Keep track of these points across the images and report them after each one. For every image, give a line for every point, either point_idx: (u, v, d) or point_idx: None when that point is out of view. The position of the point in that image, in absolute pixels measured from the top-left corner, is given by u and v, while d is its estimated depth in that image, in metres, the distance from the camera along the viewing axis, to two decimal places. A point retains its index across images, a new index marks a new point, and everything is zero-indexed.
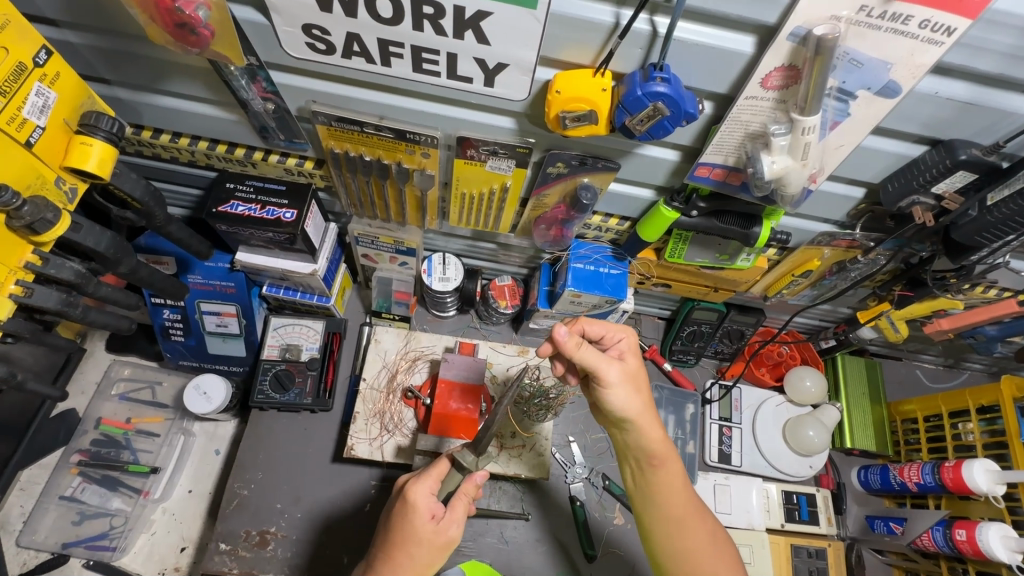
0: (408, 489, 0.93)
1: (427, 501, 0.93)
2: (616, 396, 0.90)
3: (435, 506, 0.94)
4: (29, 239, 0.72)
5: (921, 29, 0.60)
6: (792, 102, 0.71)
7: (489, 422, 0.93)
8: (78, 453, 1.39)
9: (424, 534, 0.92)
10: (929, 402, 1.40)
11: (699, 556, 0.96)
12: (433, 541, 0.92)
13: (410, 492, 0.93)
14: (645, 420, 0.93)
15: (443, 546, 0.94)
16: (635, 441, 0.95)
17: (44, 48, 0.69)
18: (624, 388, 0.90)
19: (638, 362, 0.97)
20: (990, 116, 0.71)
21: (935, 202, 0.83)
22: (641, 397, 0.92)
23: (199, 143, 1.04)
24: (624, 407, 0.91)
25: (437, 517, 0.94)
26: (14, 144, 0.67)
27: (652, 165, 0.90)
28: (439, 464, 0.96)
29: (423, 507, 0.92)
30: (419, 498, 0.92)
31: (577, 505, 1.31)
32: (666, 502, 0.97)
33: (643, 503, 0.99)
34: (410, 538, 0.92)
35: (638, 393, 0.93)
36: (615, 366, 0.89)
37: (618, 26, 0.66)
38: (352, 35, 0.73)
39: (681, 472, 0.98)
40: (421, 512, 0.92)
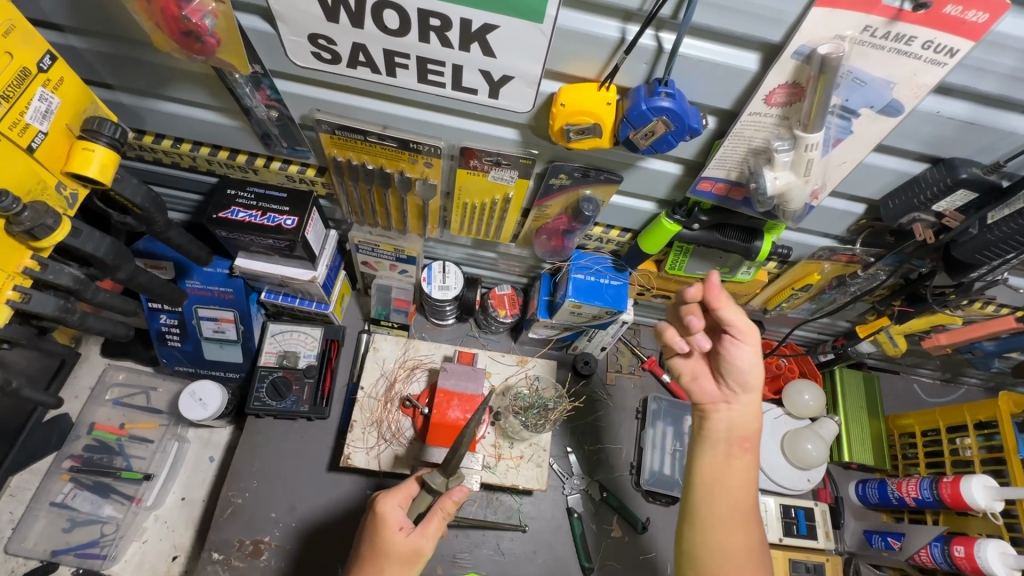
0: (378, 503, 0.94)
1: (396, 513, 0.93)
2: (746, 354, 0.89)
3: (404, 518, 0.94)
4: (28, 244, 0.71)
5: (924, 49, 0.61)
6: (795, 118, 0.72)
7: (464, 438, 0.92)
8: (70, 458, 1.37)
9: (394, 545, 0.91)
10: (927, 417, 1.41)
11: (738, 560, 0.89)
12: (404, 553, 0.91)
13: (379, 504, 0.94)
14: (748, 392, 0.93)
15: (411, 557, 0.91)
16: (737, 418, 0.94)
17: (49, 53, 0.68)
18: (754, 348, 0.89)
19: None
20: (990, 135, 0.72)
21: (936, 219, 0.84)
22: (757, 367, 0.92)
23: (201, 149, 1.04)
24: (747, 372, 0.91)
25: (405, 528, 0.93)
26: (16, 148, 0.67)
27: (654, 178, 0.91)
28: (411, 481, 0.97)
29: (392, 517, 0.93)
30: (387, 509, 0.93)
31: (574, 517, 1.30)
32: (730, 493, 0.92)
33: (704, 490, 0.93)
34: (379, 550, 0.91)
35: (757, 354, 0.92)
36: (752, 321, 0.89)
37: (624, 41, 0.66)
38: (358, 45, 0.73)
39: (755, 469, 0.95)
40: (389, 522, 0.92)
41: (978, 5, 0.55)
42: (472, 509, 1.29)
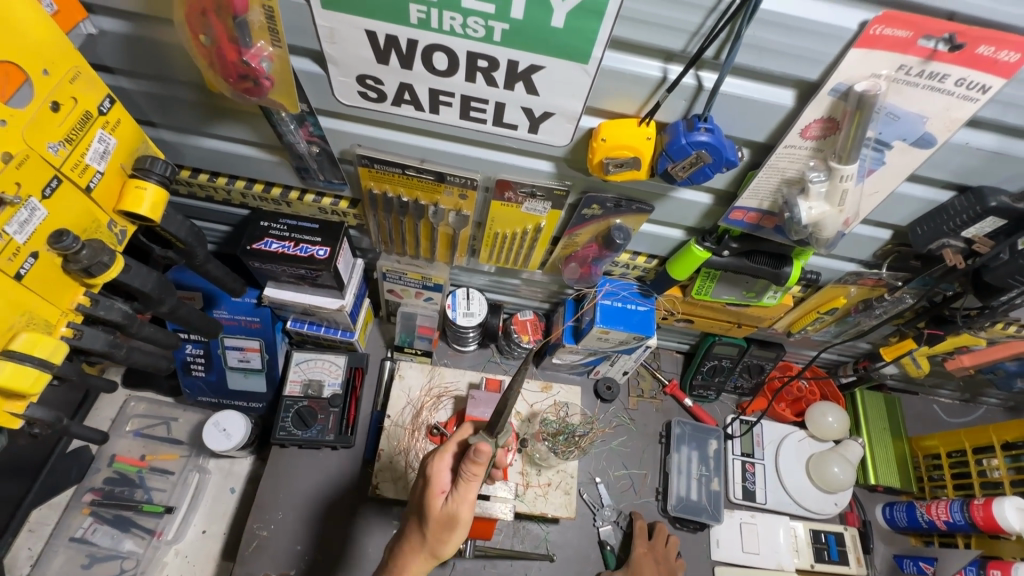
0: (426, 462, 0.94)
1: (441, 475, 0.92)
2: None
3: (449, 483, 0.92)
4: (82, 282, 0.72)
5: (956, 86, 0.63)
6: (829, 151, 0.74)
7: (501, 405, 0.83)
8: (90, 492, 1.36)
9: (433, 508, 0.90)
10: (951, 438, 1.42)
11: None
12: (441, 516, 0.90)
13: (427, 467, 0.93)
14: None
15: (446, 521, 0.90)
16: None
17: (108, 97, 0.71)
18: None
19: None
20: (1018, 165, 0.74)
21: (965, 245, 0.85)
22: None
23: (236, 182, 1.06)
24: None
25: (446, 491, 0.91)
26: (76, 189, 0.68)
27: (685, 208, 0.93)
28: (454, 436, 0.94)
29: (437, 481, 0.91)
30: (433, 472, 0.92)
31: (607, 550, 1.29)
32: None
33: None
34: (423, 507, 0.92)
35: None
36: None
37: (666, 80, 0.69)
38: (405, 85, 0.76)
39: None
40: (433, 486, 0.91)
41: (1009, 45, 0.58)
42: (499, 538, 1.27)
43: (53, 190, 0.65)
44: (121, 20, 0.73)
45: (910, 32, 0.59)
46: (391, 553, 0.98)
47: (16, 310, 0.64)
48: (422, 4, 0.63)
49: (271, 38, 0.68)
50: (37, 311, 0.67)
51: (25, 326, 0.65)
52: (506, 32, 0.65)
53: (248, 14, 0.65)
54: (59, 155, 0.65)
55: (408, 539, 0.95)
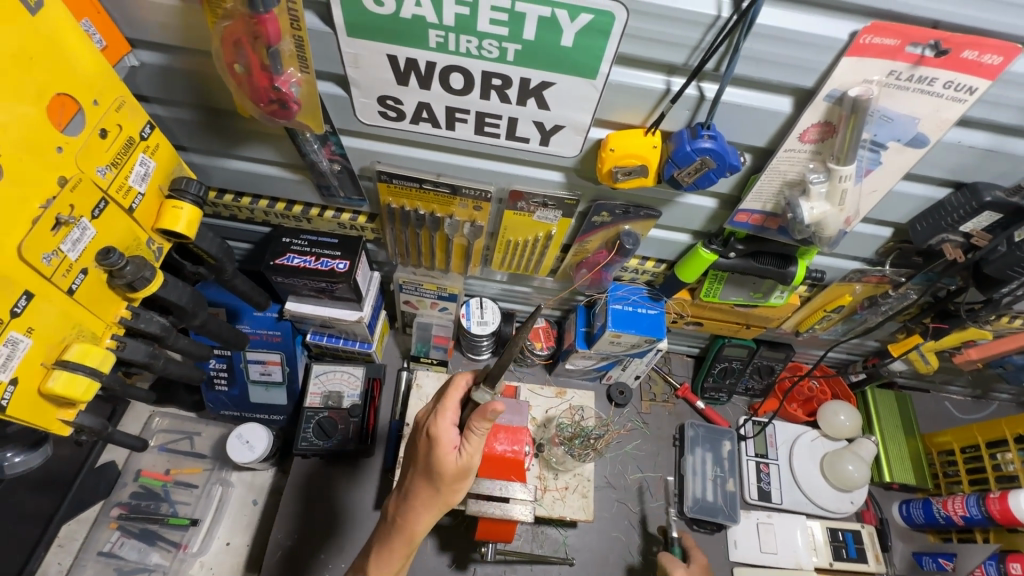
0: (431, 424, 0.94)
1: (448, 433, 0.93)
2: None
3: (456, 439, 0.94)
4: (124, 296, 0.76)
5: (945, 89, 0.67)
6: (827, 153, 0.78)
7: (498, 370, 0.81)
8: (117, 507, 1.39)
9: (447, 465, 0.93)
10: (964, 433, 1.43)
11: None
12: (455, 470, 0.94)
13: (432, 426, 0.94)
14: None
15: (460, 472, 0.94)
16: None
17: (148, 123, 0.76)
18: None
19: None
20: (1009, 161, 0.78)
21: (964, 239, 0.88)
22: None
23: (260, 201, 1.11)
24: None
25: (455, 447, 0.94)
26: (120, 209, 0.73)
27: (690, 212, 0.97)
28: (453, 392, 0.94)
29: (445, 439, 0.93)
30: (440, 431, 0.93)
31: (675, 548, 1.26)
32: None
33: None
34: (433, 467, 0.94)
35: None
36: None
37: (669, 92, 0.73)
38: (423, 104, 0.80)
39: None
40: (442, 445, 0.92)
41: (992, 49, 0.62)
42: (518, 543, 1.29)
43: (101, 211, 0.70)
44: (159, 53, 0.78)
45: (898, 40, 0.63)
46: (396, 509, 1.01)
47: (68, 323, 0.68)
48: (441, 30, 0.68)
49: (300, 64, 0.73)
50: (86, 324, 0.71)
51: (76, 339, 0.69)
52: (519, 52, 0.70)
53: (281, 44, 0.69)
54: (106, 178, 0.70)
55: (417, 495, 0.98)
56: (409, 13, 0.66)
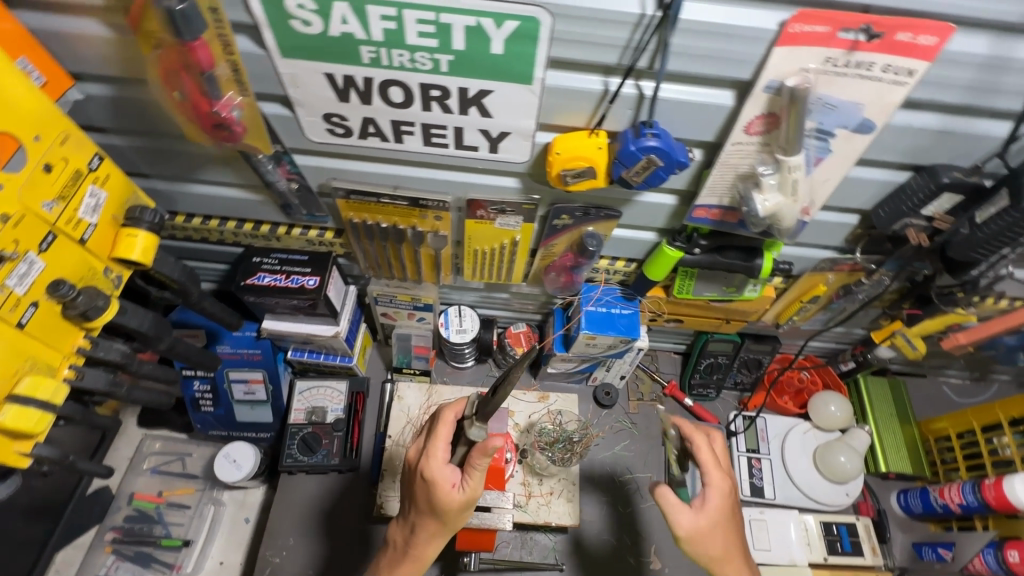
0: (426, 466, 0.89)
1: (444, 472, 0.88)
2: (693, 547, 0.91)
3: (454, 475, 0.89)
4: (81, 326, 0.77)
5: (884, 72, 0.66)
6: (774, 144, 0.76)
7: (496, 400, 0.80)
8: (112, 530, 1.40)
9: (452, 504, 0.88)
10: (960, 418, 1.39)
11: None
12: (461, 507, 0.89)
13: (427, 468, 0.89)
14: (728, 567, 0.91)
15: (465, 506, 0.90)
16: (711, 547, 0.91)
17: (97, 155, 0.77)
18: (700, 538, 0.90)
19: (721, 505, 0.92)
20: (965, 141, 0.76)
21: (927, 223, 0.87)
22: (715, 547, 0.91)
23: (227, 223, 1.12)
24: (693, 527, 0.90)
25: (455, 483, 0.89)
26: (71, 242, 0.74)
27: (652, 210, 0.96)
28: (442, 428, 0.90)
29: (443, 479, 0.88)
30: (435, 472, 0.88)
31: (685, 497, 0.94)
32: None
33: None
34: (438, 507, 0.89)
35: (719, 541, 0.91)
36: (687, 515, 0.90)
37: (608, 92, 0.73)
38: (368, 119, 0.81)
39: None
40: (441, 485, 0.88)
41: (926, 30, 0.61)
42: (506, 550, 1.26)
43: (49, 245, 0.71)
44: (106, 84, 0.79)
45: (829, 27, 0.62)
46: (405, 541, 0.97)
47: (21, 356, 0.69)
48: (371, 45, 0.68)
49: (239, 88, 0.74)
50: (40, 356, 0.72)
51: (30, 371, 0.70)
52: (452, 62, 0.70)
53: (215, 69, 0.70)
54: (53, 212, 0.71)
55: (423, 527, 0.94)
56: (337, 31, 0.66)
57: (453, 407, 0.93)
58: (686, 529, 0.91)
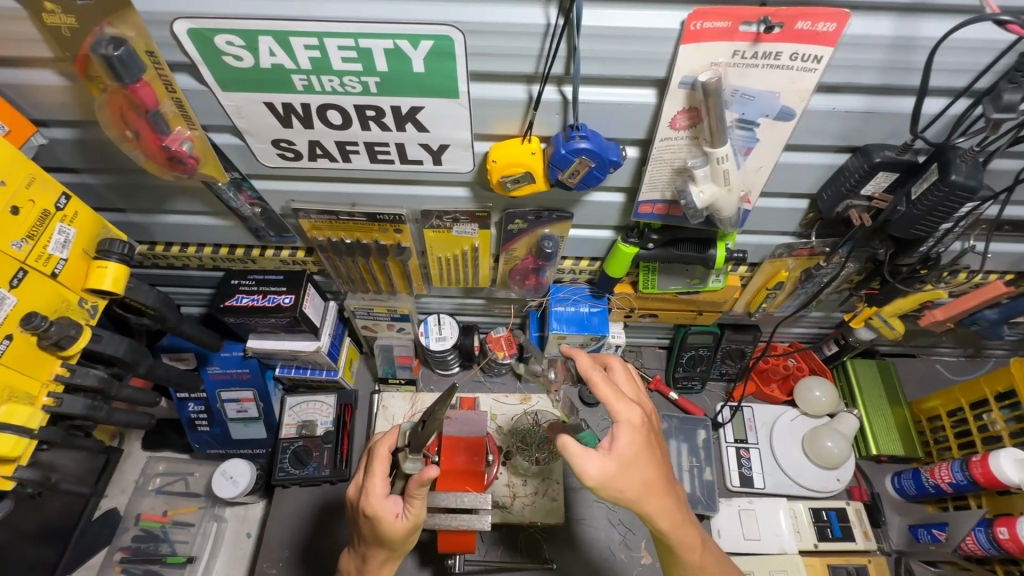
0: (365, 504, 0.91)
1: (385, 506, 0.91)
2: (610, 493, 0.76)
3: (396, 506, 0.92)
4: (57, 355, 0.83)
5: (793, 60, 0.68)
6: (703, 137, 0.78)
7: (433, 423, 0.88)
8: (120, 551, 1.42)
9: (399, 535, 0.91)
10: (948, 396, 1.37)
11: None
12: (408, 536, 0.92)
13: (368, 504, 0.91)
14: (652, 506, 0.78)
15: (413, 531, 0.92)
16: (631, 488, 0.76)
17: (63, 194, 0.82)
18: (618, 482, 0.75)
19: (633, 440, 0.77)
20: (892, 120, 0.77)
21: (868, 203, 0.88)
22: (637, 485, 0.77)
23: (204, 249, 1.17)
24: (607, 469, 0.75)
25: (398, 513, 0.91)
26: (42, 276, 0.79)
27: (601, 209, 0.98)
28: (378, 465, 0.93)
29: (386, 511, 0.90)
30: (377, 507, 0.90)
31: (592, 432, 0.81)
32: (687, 535, 0.82)
33: (676, 533, 0.81)
34: (384, 539, 0.92)
35: (637, 479, 0.77)
36: (596, 463, 0.75)
37: (531, 98, 0.76)
38: (313, 142, 0.84)
39: (675, 510, 0.80)
40: (385, 518, 0.90)
41: (823, 18, 0.63)
42: (497, 552, 1.26)
43: (20, 280, 0.76)
44: (70, 128, 0.86)
45: (729, 22, 0.64)
46: (360, 568, 1.02)
47: None
48: (302, 74, 0.72)
49: (186, 122, 0.80)
50: (17, 385, 0.78)
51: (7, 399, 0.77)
52: (380, 83, 0.74)
53: (161, 106, 0.76)
54: (23, 250, 0.76)
55: (374, 556, 0.97)
56: (268, 63, 0.71)
57: (386, 440, 0.96)
58: (600, 477, 0.75)
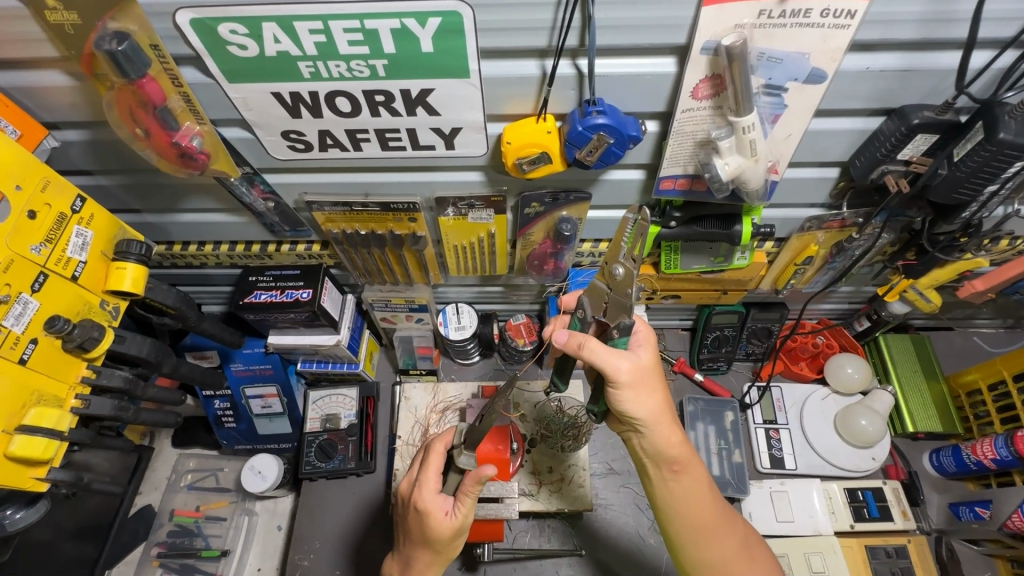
0: (417, 496, 0.93)
1: (437, 502, 0.92)
2: (629, 396, 0.83)
3: (446, 503, 0.93)
4: (82, 357, 0.83)
5: (824, 17, 0.63)
6: (726, 106, 0.74)
7: (484, 425, 0.86)
8: (157, 546, 1.45)
9: (443, 532, 0.91)
10: (989, 368, 1.32)
11: (731, 564, 0.91)
12: (452, 535, 0.92)
13: (421, 498, 0.92)
14: (665, 424, 0.86)
15: (457, 533, 0.93)
16: (645, 400, 0.84)
17: (79, 197, 0.82)
18: (639, 380, 0.83)
19: (654, 355, 0.87)
20: (932, 77, 0.72)
21: (905, 167, 0.83)
22: (653, 397, 0.85)
23: (221, 246, 1.17)
24: (632, 369, 0.82)
25: (448, 511, 0.92)
26: (63, 279, 0.80)
27: (621, 187, 0.95)
28: (434, 459, 0.95)
29: (436, 507, 0.91)
30: (428, 501, 0.92)
31: (618, 339, 0.83)
32: (690, 470, 0.90)
33: (677, 466, 0.89)
34: (428, 536, 0.92)
35: (652, 392, 0.85)
36: (625, 361, 0.81)
37: (546, 74, 0.73)
38: (323, 131, 0.83)
39: (679, 435, 0.88)
40: (435, 515, 0.91)
41: None
42: (526, 539, 1.25)
43: (41, 284, 0.77)
44: (81, 129, 0.85)
45: None
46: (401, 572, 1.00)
47: (25, 390, 0.76)
48: (308, 60, 0.70)
49: (195, 117, 0.79)
50: (45, 388, 0.79)
51: (36, 403, 0.77)
52: (388, 66, 0.71)
53: (169, 102, 0.75)
54: (42, 254, 0.77)
55: (417, 559, 0.96)
56: (273, 50, 0.69)
57: (443, 437, 0.98)
58: (623, 372, 0.81)
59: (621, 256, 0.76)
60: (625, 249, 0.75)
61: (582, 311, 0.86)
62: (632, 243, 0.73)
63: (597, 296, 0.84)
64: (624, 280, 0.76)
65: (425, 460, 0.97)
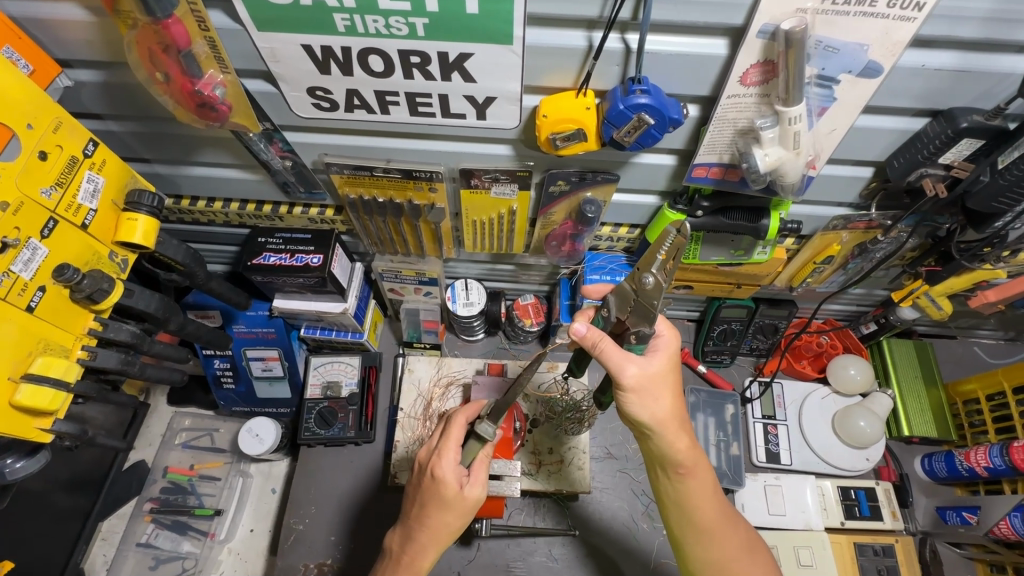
0: (433, 463, 0.93)
1: (454, 471, 0.92)
2: (635, 401, 0.82)
3: (461, 476, 0.92)
4: (90, 309, 0.81)
5: (890, 7, 0.61)
6: (775, 93, 0.72)
7: (509, 398, 0.86)
8: (149, 501, 1.45)
9: (454, 501, 0.91)
10: (989, 379, 1.33)
11: (732, 564, 0.92)
12: (463, 506, 0.92)
13: (437, 466, 0.92)
14: (672, 429, 0.84)
15: (467, 507, 0.93)
16: (651, 406, 0.83)
17: (91, 140, 0.78)
18: (643, 389, 0.82)
19: (670, 362, 0.85)
20: (986, 80, 0.70)
21: (945, 171, 0.82)
22: (662, 404, 0.83)
23: (231, 204, 1.13)
24: (638, 375, 0.81)
25: (462, 483, 0.92)
26: (72, 227, 0.76)
27: (650, 172, 0.93)
28: (455, 430, 0.94)
29: (451, 478, 0.91)
30: (444, 470, 0.91)
31: (634, 344, 0.83)
32: (696, 475, 0.88)
33: (685, 471, 0.87)
34: (438, 505, 0.92)
35: (660, 397, 0.84)
36: (633, 366, 0.81)
37: (591, 48, 0.70)
38: (352, 91, 0.79)
39: (688, 440, 0.86)
40: (449, 485, 0.91)
41: None
42: (520, 517, 1.26)
43: (51, 230, 0.74)
44: (95, 70, 0.81)
45: None
46: (400, 549, 0.96)
47: (31, 338, 0.74)
48: (344, 13, 0.67)
49: (219, 65, 0.76)
50: (52, 338, 0.76)
51: (42, 352, 0.75)
52: (428, 25, 0.68)
53: (194, 47, 0.72)
54: (52, 199, 0.73)
55: (421, 533, 0.94)
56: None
57: (465, 410, 0.97)
58: (629, 379, 0.81)
59: (653, 266, 0.74)
60: (658, 261, 0.73)
61: (608, 311, 0.85)
62: (669, 256, 0.71)
63: (623, 298, 0.81)
64: (653, 290, 0.74)
65: (445, 431, 0.96)
